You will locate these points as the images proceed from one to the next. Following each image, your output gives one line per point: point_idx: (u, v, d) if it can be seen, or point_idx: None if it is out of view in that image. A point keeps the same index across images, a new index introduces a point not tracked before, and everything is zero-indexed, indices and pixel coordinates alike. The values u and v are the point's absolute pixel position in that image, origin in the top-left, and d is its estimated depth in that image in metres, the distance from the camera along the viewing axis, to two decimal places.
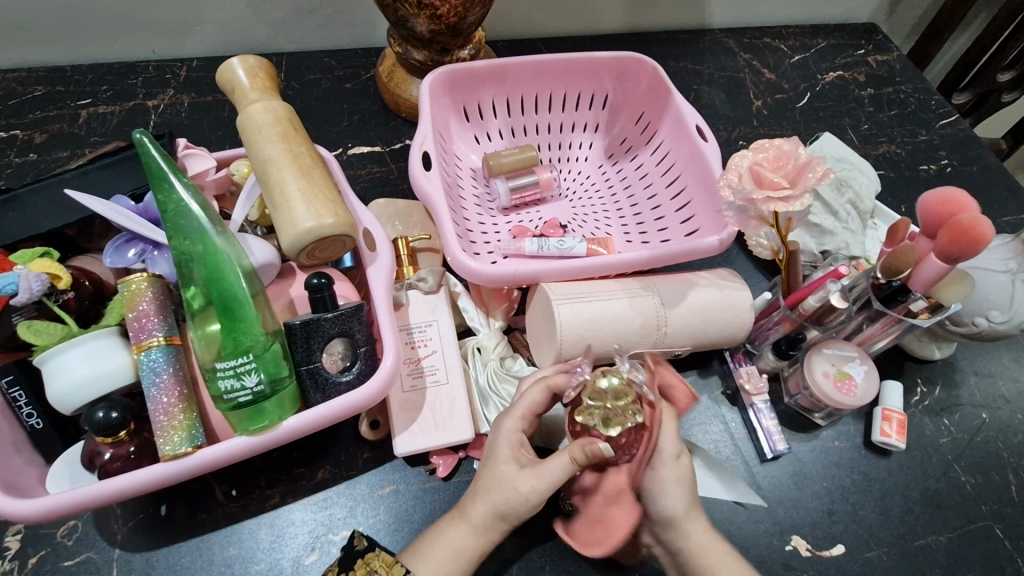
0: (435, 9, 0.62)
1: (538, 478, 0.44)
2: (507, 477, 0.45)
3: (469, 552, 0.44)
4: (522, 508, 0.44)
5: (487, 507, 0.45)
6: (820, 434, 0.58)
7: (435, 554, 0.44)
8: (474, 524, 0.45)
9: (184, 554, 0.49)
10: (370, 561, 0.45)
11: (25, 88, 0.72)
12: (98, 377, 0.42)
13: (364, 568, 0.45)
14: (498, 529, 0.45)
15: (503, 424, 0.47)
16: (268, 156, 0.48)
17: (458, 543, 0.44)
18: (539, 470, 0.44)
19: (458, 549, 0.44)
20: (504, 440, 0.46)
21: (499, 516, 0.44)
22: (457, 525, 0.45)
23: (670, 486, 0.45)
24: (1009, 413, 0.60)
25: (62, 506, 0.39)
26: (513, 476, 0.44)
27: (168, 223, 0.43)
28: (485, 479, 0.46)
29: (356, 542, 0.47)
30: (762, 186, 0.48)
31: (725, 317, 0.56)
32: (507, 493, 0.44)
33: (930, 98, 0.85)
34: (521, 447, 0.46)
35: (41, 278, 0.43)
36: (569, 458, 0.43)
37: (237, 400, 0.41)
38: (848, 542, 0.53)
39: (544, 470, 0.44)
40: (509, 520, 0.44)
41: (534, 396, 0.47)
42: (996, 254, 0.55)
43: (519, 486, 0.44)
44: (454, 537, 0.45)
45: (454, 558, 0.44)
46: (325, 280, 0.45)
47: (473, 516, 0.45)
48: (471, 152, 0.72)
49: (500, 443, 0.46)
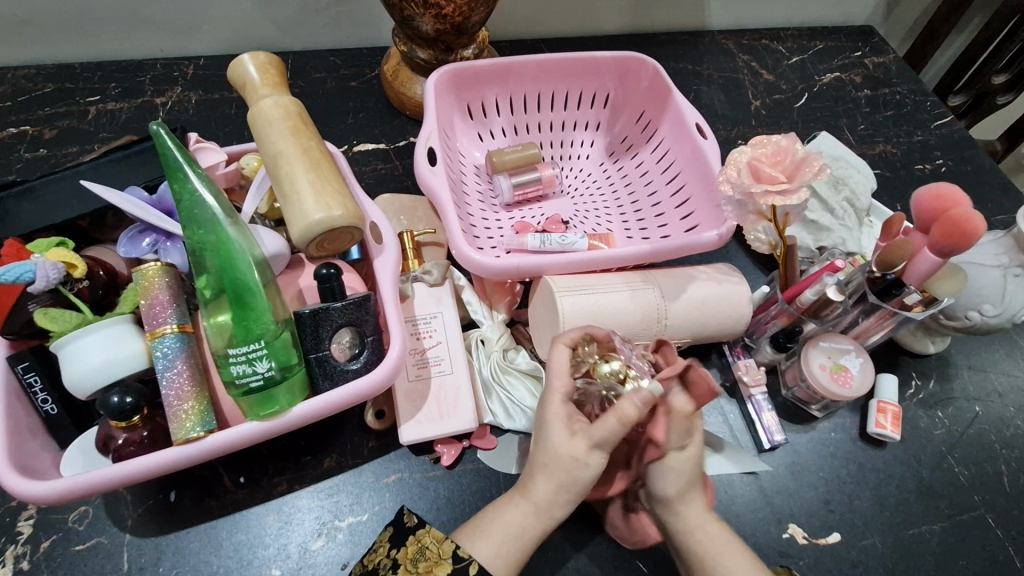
0: (440, 9, 0.63)
1: (591, 441, 0.45)
2: (560, 448, 0.46)
3: (529, 531, 0.46)
4: (583, 473, 0.46)
5: (550, 484, 0.46)
6: (817, 426, 0.59)
7: (495, 535, 0.45)
8: (536, 502, 0.46)
9: (193, 539, 0.50)
10: (421, 538, 0.46)
11: (34, 85, 0.74)
12: (112, 363, 0.43)
13: (415, 545, 0.46)
14: (561, 505, 0.47)
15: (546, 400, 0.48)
16: (278, 151, 0.49)
17: (518, 523, 0.46)
18: (591, 433, 0.45)
19: (519, 529, 0.46)
20: (555, 414, 0.46)
21: (562, 488, 0.46)
22: (519, 506, 0.47)
23: (670, 472, 0.48)
24: (1002, 406, 0.61)
25: (79, 487, 0.40)
26: (566, 445, 0.46)
27: (183, 213, 0.44)
28: (541, 458, 0.47)
29: (406, 519, 0.48)
30: (760, 181, 0.49)
31: (724, 311, 0.57)
32: (568, 463, 0.46)
33: (926, 99, 0.86)
34: (572, 416, 0.47)
35: (57, 267, 0.43)
36: (619, 419, 0.44)
37: (248, 385, 0.42)
38: (843, 530, 0.54)
39: (599, 433, 0.45)
40: (573, 491, 0.46)
41: (561, 360, 0.48)
42: (988, 250, 0.56)
43: (575, 452, 0.45)
44: (515, 516, 0.46)
45: (514, 538, 0.46)
46: (333, 270, 0.46)
47: (536, 495, 0.46)
48: (475, 149, 0.73)
49: (551, 419, 0.47)
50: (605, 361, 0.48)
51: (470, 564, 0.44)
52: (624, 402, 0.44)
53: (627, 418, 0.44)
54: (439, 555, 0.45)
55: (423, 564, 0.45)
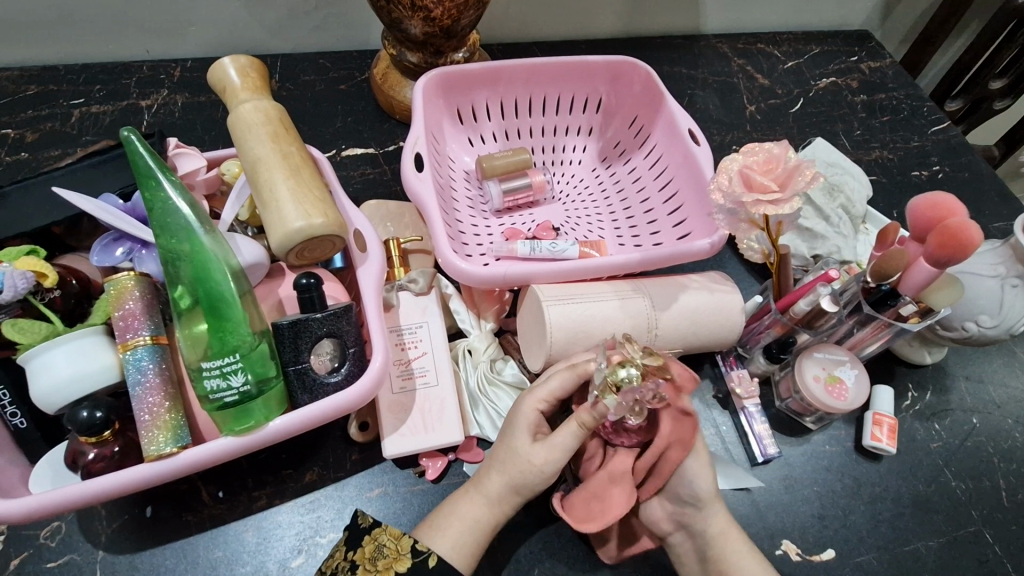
0: (429, 12, 0.61)
1: (551, 450, 0.45)
2: (520, 450, 0.46)
3: (484, 526, 0.46)
4: (535, 481, 0.46)
5: (503, 481, 0.46)
6: (811, 438, 0.58)
7: (451, 528, 0.46)
8: (490, 497, 0.47)
9: (168, 556, 0.49)
10: (377, 536, 0.45)
11: (17, 87, 0.72)
12: (81, 376, 0.41)
13: (372, 543, 0.45)
14: (513, 502, 0.47)
15: (522, 405, 0.48)
16: (258, 156, 0.48)
17: (473, 516, 0.46)
18: (549, 442, 0.45)
19: (474, 523, 0.46)
20: (522, 418, 0.47)
21: (515, 490, 0.46)
22: (473, 500, 0.47)
23: (699, 470, 0.48)
24: (999, 418, 0.60)
25: (45, 507, 0.39)
26: (526, 450, 0.46)
27: (155, 222, 0.43)
28: (500, 456, 0.47)
29: (360, 520, 0.47)
30: (752, 190, 0.48)
31: (715, 320, 0.55)
32: (523, 467, 0.46)
33: (922, 104, 0.85)
34: (537, 426, 0.48)
35: (26, 277, 0.42)
36: (578, 424, 0.45)
37: (222, 400, 0.41)
38: (838, 547, 0.53)
39: (556, 441, 0.45)
40: (524, 494, 0.46)
41: (563, 381, 0.48)
42: (985, 260, 0.55)
43: (534, 460, 0.45)
44: (469, 510, 0.46)
45: (470, 531, 0.46)
46: (313, 280, 0.45)
47: (489, 490, 0.47)
48: (464, 154, 0.72)
49: (516, 422, 0.47)
50: (627, 367, 0.42)
51: (426, 559, 0.44)
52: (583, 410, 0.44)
53: (587, 424, 0.44)
54: (398, 551, 0.44)
55: (382, 562, 0.44)
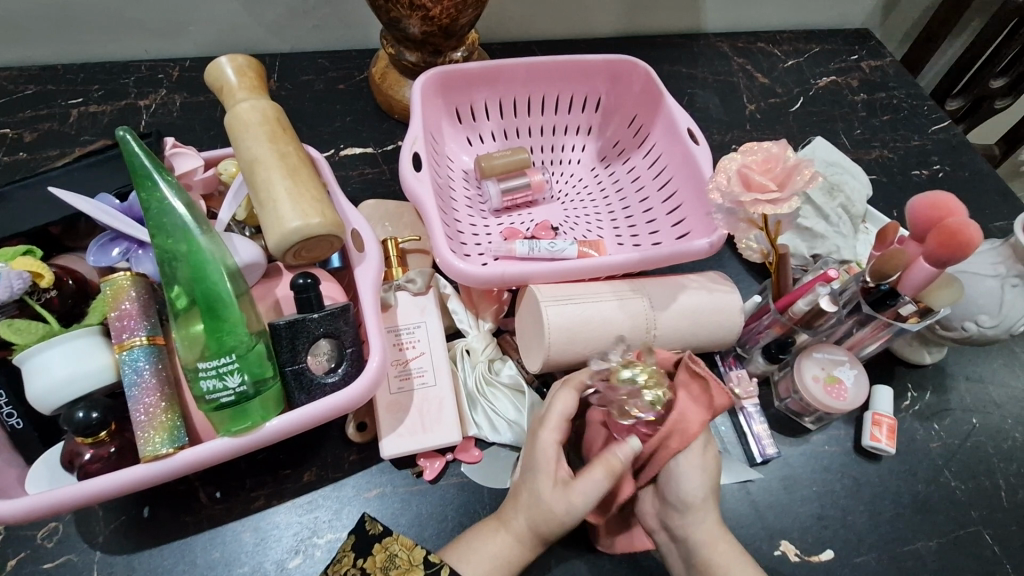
0: (427, 11, 0.61)
1: (574, 498, 0.45)
2: (543, 496, 0.45)
3: (512, 563, 0.45)
4: (560, 528, 0.45)
5: (530, 523, 0.45)
6: (810, 438, 0.58)
7: (478, 561, 0.45)
8: (517, 535, 0.46)
9: (166, 557, 0.49)
10: (388, 546, 0.46)
11: (15, 87, 0.72)
12: (78, 377, 0.41)
13: (383, 553, 0.46)
14: (538, 545, 0.46)
15: (540, 438, 0.47)
16: (255, 156, 0.48)
17: (499, 554, 0.45)
18: (573, 489, 0.45)
19: (502, 562, 0.45)
20: (545, 458, 0.46)
21: (539, 534, 0.45)
22: (500, 537, 0.46)
23: (692, 471, 0.47)
24: (1000, 418, 0.60)
25: (41, 507, 0.39)
26: (550, 498, 0.45)
27: (151, 223, 0.43)
28: (524, 498, 0.46)
29: (369, 527, 0.47)
30: (750, 189, 0.48)
31: (715, 320, 0.55)
32: (547, 515, 0.45)
33: (922, 104, 0.85)
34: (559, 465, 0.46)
35: (22, 277, 0.42)
36: (605, 471, 0.45)
37: (219, 400, 0.41)
38: (837, 547, 0.53)
39: (581, 490, 0.45)
40: (548, 539, 0.46)
41: (567, 400, 0.48)
42: (985, 259, 0.55)
43: (557, 509, 0.45)
44: (497, 549, 0.45)
45: (499, 570, 0.45)
46: (310, 280, 0.45)
47: (517, 528, 0.46)
48: (463, 153, 0.72)
49: (540, 461, 0.46)
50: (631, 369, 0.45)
51: (441, 568, 0.44)
52: (610, 453, 0.45)
53: (615, 471, 0.45)
54: (409, 562, 0.45)
55: (394, 572, 0.44)
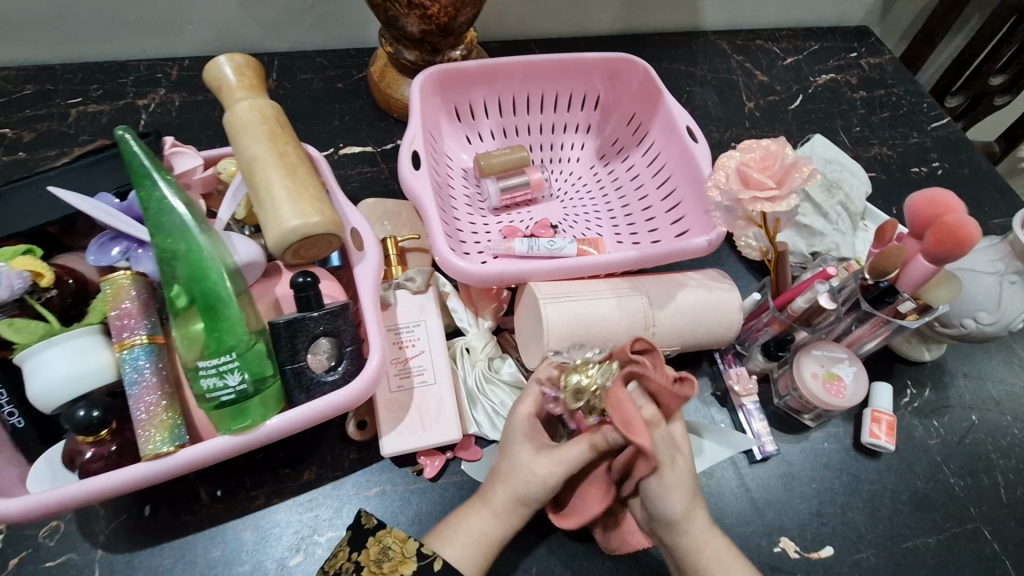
0: (426, 10, 0.61)
1: (557, 462, 0.47)
2: (524, 461, 0.47)
3: (491, 537, 0.46)
4: (539, 490, 0.46)
5: (507, 493, 0.47)
6: (810, 435, 0.58)
7: (459, 538, 0.45)
8: (496, 509, 0.47)
9: (167, 555, 0.49)
10: (382, 538, 0.45)
11: (14, 87, 0.72)
12: (78, 376, 0.41)
13: (377, 545, 0.45)
14: (520, 515, 0.47)
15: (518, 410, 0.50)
16: (254, 155, 0.48)
17: (479, 528, 0.46)
18: (555, 454, 0.47)
19: (480, 535, 0.46)
20: (517, 427, 0.49)
21: (520, 501, 0.47)
22: (479, 513, 0.47)
23: (670, 489, 0.46)
24: (999, 414, 0.60)
25: (42, 506, 0.39)
26: (530, 460, 0.47)
27: (150, 222, 0.43)
28: (503, 468, 0.48)
29: (364, 521, 0.47)
30: (748, 186, 0.48)
31: (713, 317, 0.55)
32: (527, 477, 0.47)
33: (922, 101, 0.85)
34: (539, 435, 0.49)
35: (22, 277, 0.42)
36: (588, 444, 0.46)
37: (219, 399, 0.41)
38: (836, 544, 0.53)
39: (562, 454, 0.47)
40: (530, 505, 0.47)
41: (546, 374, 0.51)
42: (984, 256, 0.55)
43: (537, 469, 0.46)
44: (476, 523, 0.46)
45: (477, 542, 0.45)
46: (310, 279, 0.45)
47: (496, 502, 0.47)
48: (462, 151, 0.72)
49: (516, 434, 0.48)
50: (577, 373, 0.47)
51: (432, 561, 0.44)
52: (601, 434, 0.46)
53: (598, 446, 0.46)
54: (403, 554, 0.44)
55: (388, 564, 0.44)
